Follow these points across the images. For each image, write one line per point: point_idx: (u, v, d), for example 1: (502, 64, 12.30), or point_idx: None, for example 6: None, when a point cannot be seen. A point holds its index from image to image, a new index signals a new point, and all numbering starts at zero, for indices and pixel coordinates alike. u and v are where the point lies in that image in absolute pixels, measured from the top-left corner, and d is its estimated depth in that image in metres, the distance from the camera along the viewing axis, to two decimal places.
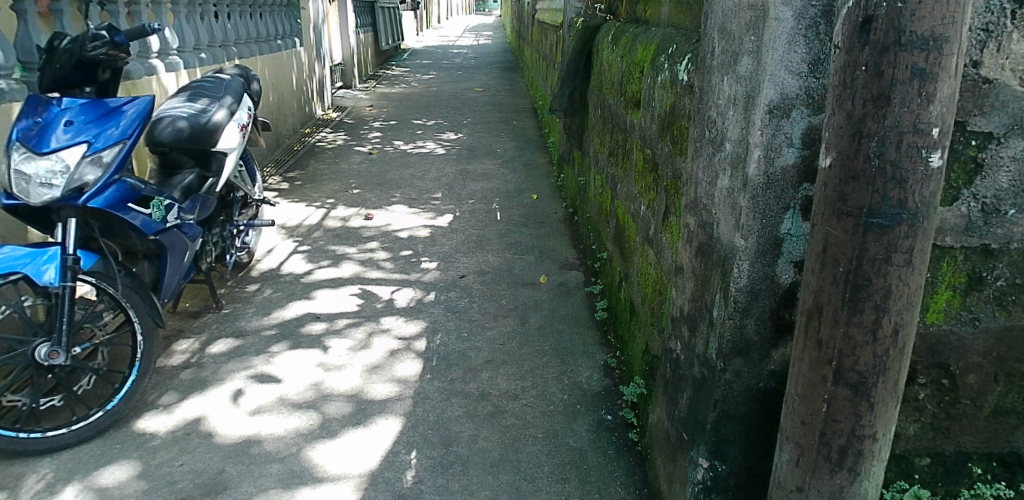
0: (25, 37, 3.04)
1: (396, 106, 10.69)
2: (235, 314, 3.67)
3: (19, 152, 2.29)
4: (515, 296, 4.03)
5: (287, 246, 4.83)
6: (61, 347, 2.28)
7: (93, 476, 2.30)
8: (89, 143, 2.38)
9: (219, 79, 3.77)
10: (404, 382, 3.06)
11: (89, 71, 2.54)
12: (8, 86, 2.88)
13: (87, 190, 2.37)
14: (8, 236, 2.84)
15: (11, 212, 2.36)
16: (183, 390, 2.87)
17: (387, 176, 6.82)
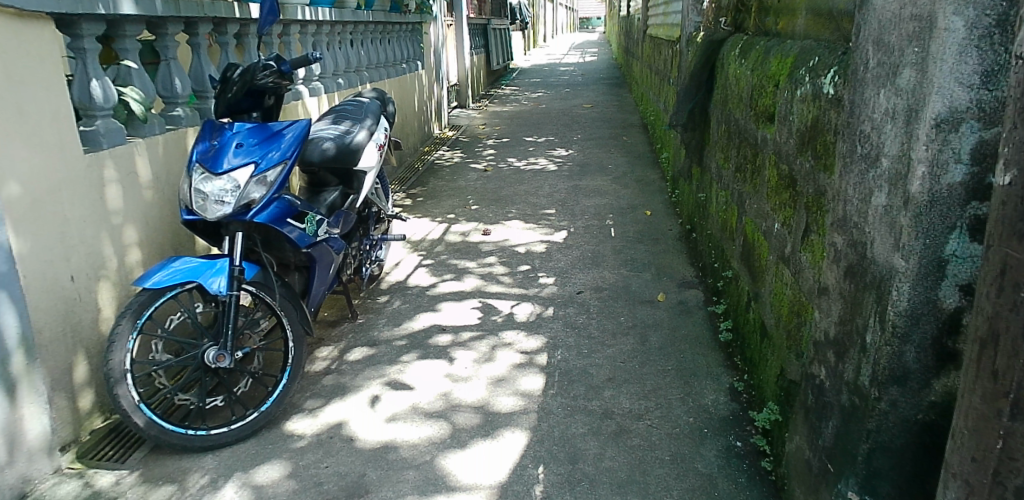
0: (199, 68, 3.36)
1: (509, 124, 10.91)
2: (369, 324, 3.87)
3: (199, 172, 2.53)
4: (634, 314, 3.99)
5: (412, 259, 5.03)
6: (226, 351, 2.49)
7: (250, 474, 2.46)
8: (256, 164, 2.60)
9: (360, 102, 4.02)
10: (529, 396, 3.09)
11: (257, 98, 2.79)
12: (185, 113, 3.20)
13: (253, 206, 2.59)
14: (178, 246, 3.12)
15: (190, 226, 2.61)
16: (325, 396, 3.05)
17: (502, 192, 6.96)
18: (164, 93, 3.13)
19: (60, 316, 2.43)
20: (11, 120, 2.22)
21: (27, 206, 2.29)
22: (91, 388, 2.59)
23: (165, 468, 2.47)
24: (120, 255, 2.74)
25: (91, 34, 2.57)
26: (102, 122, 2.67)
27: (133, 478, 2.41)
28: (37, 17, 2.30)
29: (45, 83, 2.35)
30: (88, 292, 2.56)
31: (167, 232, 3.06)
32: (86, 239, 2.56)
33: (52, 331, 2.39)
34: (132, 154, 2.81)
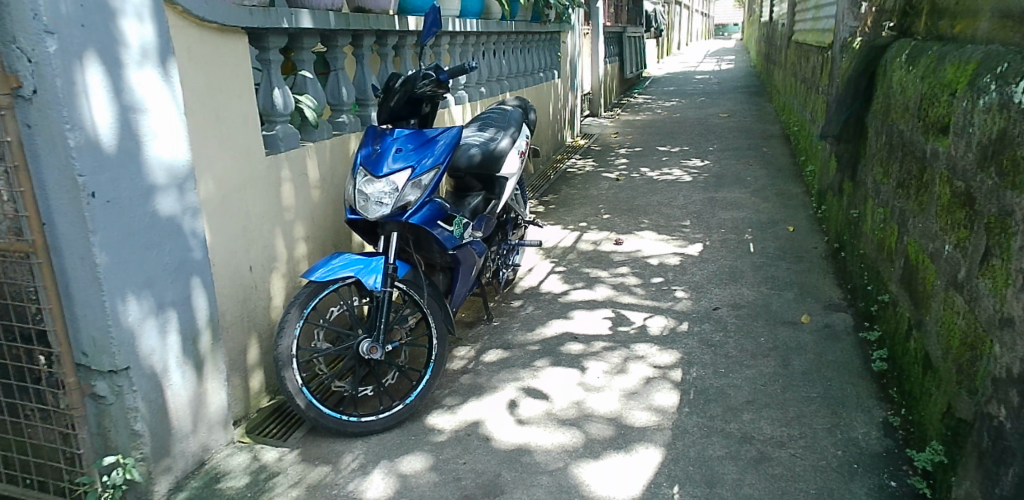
0: (362, 77, 3.61)
1: (642, 133, 10.76)
2: (503, 327, 3.94)
3: (362, 175, 2.79)
4: (775, 335, 3.79)
5: (544, 265, 5.08)
6: (378, 344, 2.68)
7: (395, 463, 2.57)
8: (412, 168, 2.82)
9: (504, 109, 4.12)
10: (663, 412, 3.02)
11: (415, 106, 3.02)
12: (349, 120, 3.45)
13: (408, 208, 2.81)
14: (336, 243, 3.35)
15: (352, 224, 2.87)
16: (463, 394, 3.14)
17: (635, 202, 6.87)
18: (332, 101, 3.38)
19: (238, 302, 2.67)
20: (210, 124, 2.48)
21: (218, 202, 2.54)
22: (258, 369, 2.84)
23: (321, 449, 2.64)
24: (289, 249, 2.99)
25: (276, 46, 2.83)
26: (281, 127, 2.93)
27: (294, 456, 2.59)
28: (234, 31, 2.57)
29: (237, 91, 2.61)
30: (262, 281, 2.81)
31: (328, 229, 3.29)
32: (263, 233, 2.81)
33: (232, 315, 2.64)
34: (303, 156, 3.06)
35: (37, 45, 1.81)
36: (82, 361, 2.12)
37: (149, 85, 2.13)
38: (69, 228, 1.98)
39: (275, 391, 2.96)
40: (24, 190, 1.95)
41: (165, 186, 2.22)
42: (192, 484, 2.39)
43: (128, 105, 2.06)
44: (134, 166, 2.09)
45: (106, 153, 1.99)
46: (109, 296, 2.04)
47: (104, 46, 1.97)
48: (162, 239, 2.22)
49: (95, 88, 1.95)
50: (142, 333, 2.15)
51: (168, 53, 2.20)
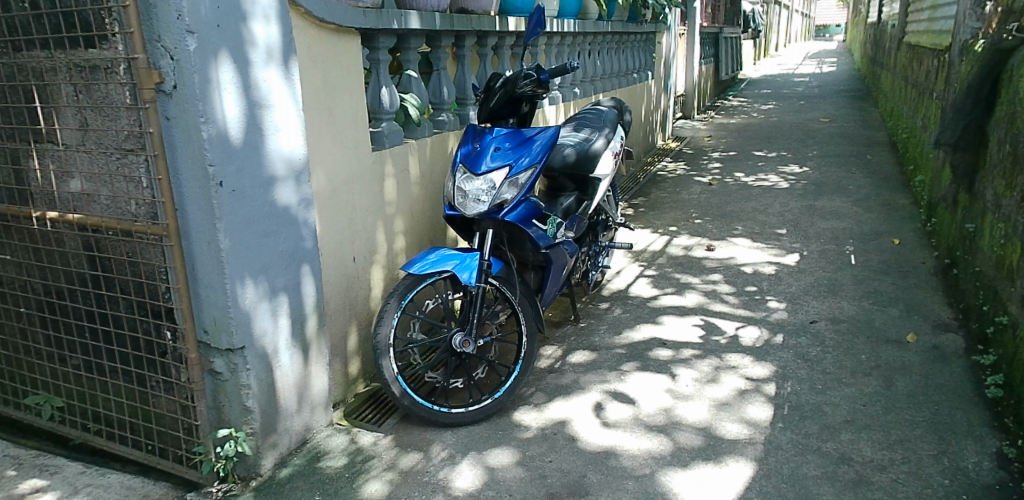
0: (462, 77, 3.71)
1: (737, 137, 10.44)
2: (591, 329, 3.93)
3: (462, 173, 2.89)
4: (877, 354, 3.60)
5: (633, 269, 5.02)
6: (470, 338, 2.76)
7: (483, 455, 2.62)
8: (510, 167, 2.88)
9: (599, 110, 4.11)
10: (755, 425, 2.93)
11: (515, 105, 3.08)
12: (449, 118, 3.55)
13: (505, 206, 2.88)
14: (431, 237, 3.45)
15: (451, 220, 2.98)
16: (550, 393, 3.16)
17: (728, 207, 6.68)
18: (434, 100, 3.49)
19: (342, 291, 2.80)
20: (323, 120, 2.60)
21: (328, 195, 2.67)
22: (357, 356, 2.96)
23: (413, 437, 2.72)
24: (389, 242, 3.10)
25: (385, 46, 2.96)
26: (387, 124, 3.04)
27: (388, 441, 2.69)
28: (348, 31, 2.68)
29: (349, 89, 2.73)
30: (364, 272, 2.94)
31: (426, 224, 3.39)
32: (366, 225, 2.93)
33: (336, 303, 2.77)
34: (406, 153, 3.17)
35: (179, 44, 1.96)
36: (204, 338, 2.27)
37: (273, 82, 2.26)
38: (199, 215, 2.13)
39: (371, 378, 3.08)
40: (161, 178, 2.11)
41: (284, 178, 2.35)
42: (295, 461, 2.52)
43: (255, 100, 2.19)
44: (257, 158, 2.23)
45: (234, 145, 2.13)
46: (231, 280, 2.18)
47: (236, 45, 2.10)
48: (279, 227, 2.35)
49: (227, 84, 2.09)
50: (257, 315, 2.29)
51: (290, 52, 2.33)
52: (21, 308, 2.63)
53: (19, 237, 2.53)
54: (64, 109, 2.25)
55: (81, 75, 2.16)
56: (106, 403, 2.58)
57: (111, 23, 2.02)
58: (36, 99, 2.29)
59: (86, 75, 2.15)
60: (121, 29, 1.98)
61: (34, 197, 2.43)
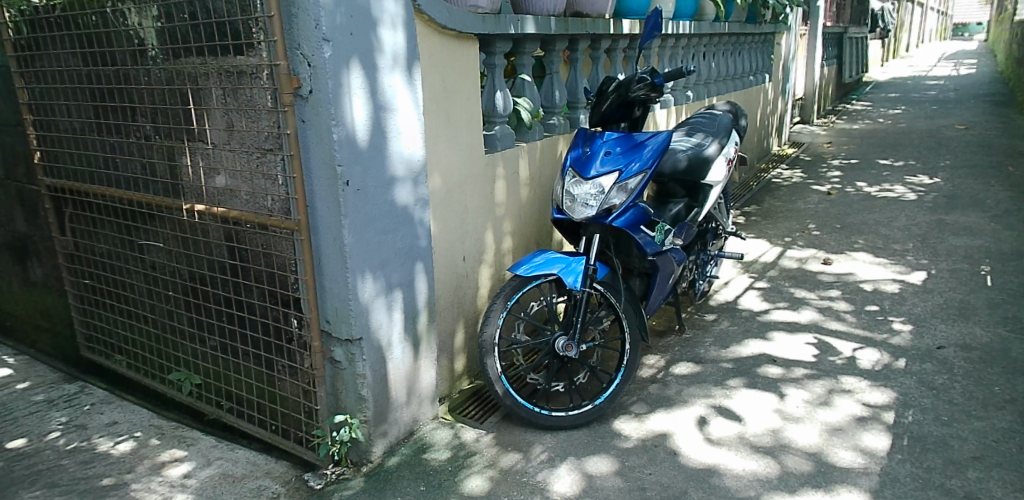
0: (575, 81, 3.73)
1: (860, 144, 9.85)
2: (696, 341, 3.84)
3: (571, 176, 2.91)
4: (1013, 386, 3.30)
5: (743, 280, 4.86)
6: (574, 342, 2.78)
7: (582, 461, 2.62)
8: (620, 172, 2.88)
9: (713, 114, 4.01)
10: (872, 455, 2.76)
11: (627, 109, 3.09)
12: (560, 122, 3.58)
13: (613, 211, 2.87)
14: (538, 240, 3.49)
15: (558, 224, 3.00)
16: (652, 404, 3.12)
17: (847, 219, 6.32)
18: (546, 103, 3.54)
19: (451, 288, 2.89)
20: (441, 124, 2.69)
21: (443, 196, 2.76)
22: (463, 353, 3.05)
23: (513, 436, 2.77)
24: (498, 242, 3.17)
25: (501, 51, 3.02)
26: (500, 128, 3.11)
27: (489, 439, 2.75)
28: (469, 37, 2.76)
29: (467, 93, 2.81)
30: (473, 272, 3.02)
31: (533, 226, 3.44)
32: (477, 227, 3.01)
33: (445, 300, 2.87)
34: (517, 156, 3.22)
35: (316, 52, 2.10)
36: (326, 327, 2.42)
37: (398, 87, 2.36)
38: (327, 212, 2.27)
39: (475, 376, 3.16)
40: (296, 176, 2.26)
41: (404, 178, 2.45)
42: (402, 450, 2.63)
43: (380, 105, 2.31)
44: (380, 159, 2.34)
45: (360, 147, 2.25)
46: (352, 273, 2.31)
47: (365, 53, 2.22)
48: (397, 226, 2.45)
49: (356, 89, 2.21)
50: (374, 308, 2.41)
51: (414, 58, 2.43)
52: (169, 292, 2.89)
53: (170, 227, 2.77)
54: (214, 111, 2.44)
55: (229, 79, 2.35)
56: (238, 383, 2.80)
57: (257, 32, 2.19)
58: (190, 102, 2.50)
59: (235, 79, 2.34)
60: (266, 37, 2.14)
61: (184, 191, 2.66)
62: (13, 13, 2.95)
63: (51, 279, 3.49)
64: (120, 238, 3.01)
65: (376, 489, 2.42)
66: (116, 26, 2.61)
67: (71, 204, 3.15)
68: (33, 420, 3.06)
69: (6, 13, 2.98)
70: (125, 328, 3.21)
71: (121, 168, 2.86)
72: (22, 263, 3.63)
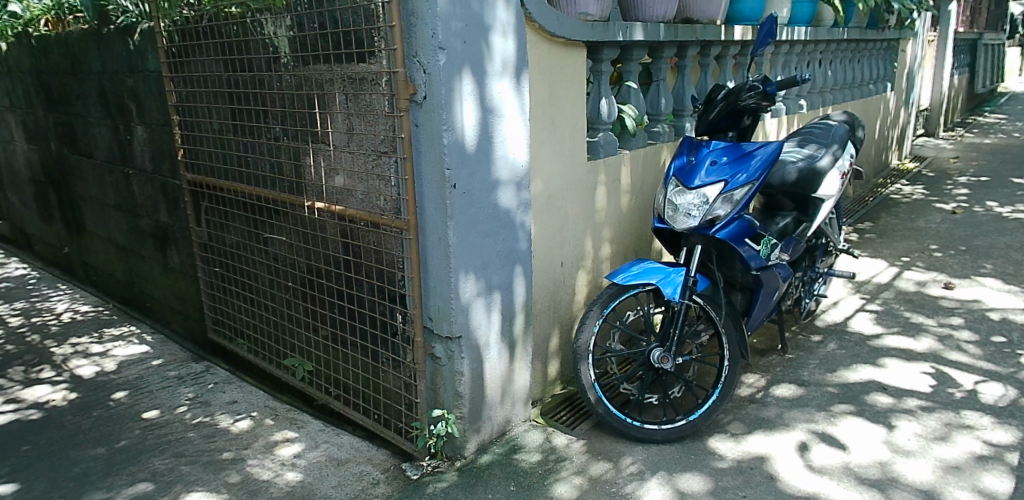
0: (681, 88, 3.67)
1: (992, 159, 9.11)
2: (799, 362, 3.69)
3: (674, 186, 2.87)
4: None
5: (854, 301, 4.61)
6: (669, 354, 2.76)
7: (673, 477, 2.58)
8: (726, 183, 2.81)
9: (828, 125, 3.83)
10: (993, 497, 2.55)
11: (736, 118, 3.02)
12: (665, 129, 3.54)
13: (717, 222, 2.82)
14: (638, 249, 3.47)
15: (658, 233, 2.98)
16: (749, 425, 3.03)
17: (974, 241, 5.86)
18: (651, 111, 3.52)
19: (548, 293, 2.93)
20: (546, 130, 2.73)
21: (545, 201, 2.80)
22: (557, 358, 3.07)
23: (604, 446, 2.76)
24: (597, 250, 3.18)
25: (608, 58, 3.03)
26: (603, 134, 3.11)
27: (580, 446, 2.75)
28: (577, 45, 2.79)
29: (573, 100, 2.84)
30: (571, 278, 3.04)
31: (633, 235, 3.42)
32: (577, 233, 3.03)
33: (543, 304, 2.91)
34: (620, 163, 3.22)
35: (431, 59, 2.19)
36: (429, 324, 2.52)
37: (506, 94, 2.42)
38: (434, 213, 2.36)
39: (568, 381, 3.18)
40: (407, 178, 2.36)
41: (508, 182, 2.51)
42: (495, 449, 2.69)
43: (488, 111, 2.37)
44: (486, 163, 2.41)
45: (468, 151, 2.32)
46: (455, 273, 2.38)
47: (477, 61, 2.29)
48: (500, 229, 2.51)
49: (466, 96, 2.28)
50: (474, 308, 2.48)
51: (523, 66, 2.48)
52: (287, 282, 3.08)
53: (292, 222, 2.95)
54: (336, 115, 2.59)
55: (351, 85, 2.49)
56: (344, 373, 2.95)
57: (379, 41, 2.31)
58: (315, 106, 2.66)
59: (356, 85, 2.47)
60: (387, 46, 2.26)
61: (307, 189, 2.83)
62: (168, 23, 3.24)
63: (186, 266, 3.80)
64: (247, 230, 3.23)
65: (468, 485, 2.48)
66: (253, 34, 2.81)
67: (207, 197, 3.42)
68: (165, 394, 3.35)
69: (161, 23, 3.27)
70: (246, 314, 3.44)
71: (252, 166, 3.08)
72: (162, 250, 3.98)
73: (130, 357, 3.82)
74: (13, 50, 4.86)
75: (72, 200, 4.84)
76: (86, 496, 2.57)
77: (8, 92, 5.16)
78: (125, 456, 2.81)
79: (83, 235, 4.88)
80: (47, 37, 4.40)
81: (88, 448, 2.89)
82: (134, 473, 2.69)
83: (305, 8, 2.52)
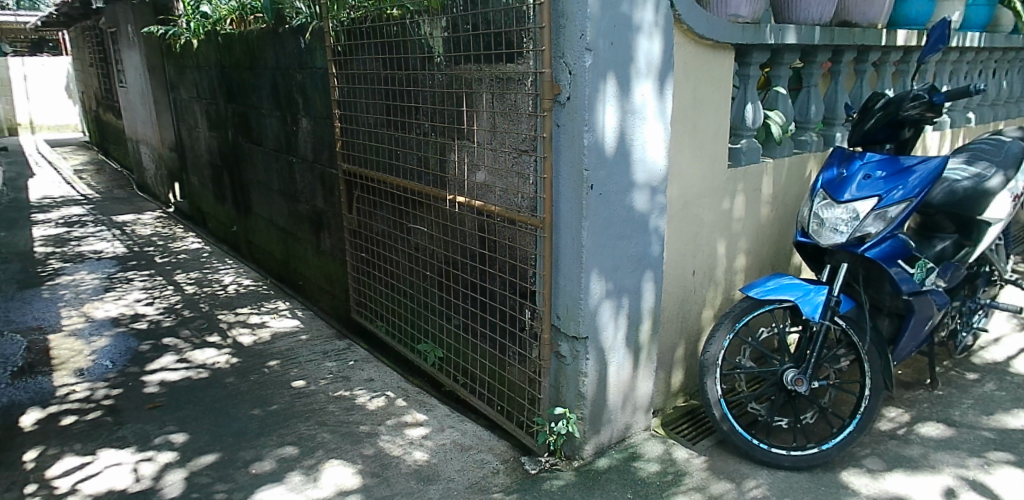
0: (834, 94, 3.47)
1: None
2: (950, 400, 3.37)
3: (821, 198, 2.72)
4: None
5: (1019, 339, 4.14)
6: (805, 377, 2.63)
7: None
8: (880, 198, 2.63)
9: (999, 141, 3.41)
10: None
11: (895, 130, 2.81)
12: (813, 138, 3.35)
13: (867, 240, 2.63)
14: (775, 263, 3.32)
15: (801, 247, 2.83)
16: (888, 462, 2.80)
17: None
18: (799, 117, 3.35)
19: (678, 302, 2.87)
20: (687, 135, 2.67)
21: (681, 206, 2.74)
22: (682, 368, 3.00)
23: (726, 465, 2.66)
24: (732, 261, 3.07)
25: (758, 62, 2.92)
26: (746, 141, 3.00)
27: (701, 461, 2.67)
28: (726, 47, 2.71)
29: (717, 104, 2.76)
30: (703, 288, 2.96)
31: (771, 248, 3.27)
32: (712, 242, 2.94)
33: (671, 312, 2.85)
34: (762, 173, 3.09)
35: (578, 60, 2.21)
36: (556, 322, 2.54)
37: (649, 96, 2.40)
38: (570, 213, 2.38)
39: (691, 394, 3.10)
40: (545, 177, 2.40)
41: (644, 186, 2.48)
42: (614, 454, 2.67)
43: (630, 113, 2.36)
44: (624, 166, 2.39)
45: (607, 153, 2.33)
46: (585, 274, 2.39)
47: (622, 63, 2.29)
48: (633, 232, 2.49)
49: (609, 98, 2.29)
50: (602, 311, 2.48)
51: (669, 68, 2.44)
52: (425, 271, 3.23)
53: (434, 214, 3.08)
54: (482, 113, 2.68)
55: (499, 84, 2.56)
56: (473, 362, 3.05)
57: (528, 42, 2.37)
58: (463, 104, 2.77)
59: (504, 85, 2.54)
60: (535, 46, 2.31)
61: (450, 184, 2.95)
62: (336, 23, 3.48)
63: (335, 250, 4.07)
64: (392, 219, 3.41)
65: (585, 486, 2.49)
66: (411, 35, 2.96)
67: (358, 187, 3.64)
68: (311, 366, 3.61)
69: (330, 23, 3.52)
70: (385, 299, 3.64)
71: (401, 159, 3.25)
72: (315, 234, 4.29)
73: (281, 329, 4.16)
74: (203, 47, 5.42)
75: (242, 183, 5.33)
76: (242, 451, 2.82)
77: (197, 84, 5.76)
78: (276, 419, 3.05)
79: (249, 216, 5.36)
80: (232, 35, 4.87)
81: (245, 409, 3.17)
82: (282, 435, 2.92)
83: (461, 10, 2.63)
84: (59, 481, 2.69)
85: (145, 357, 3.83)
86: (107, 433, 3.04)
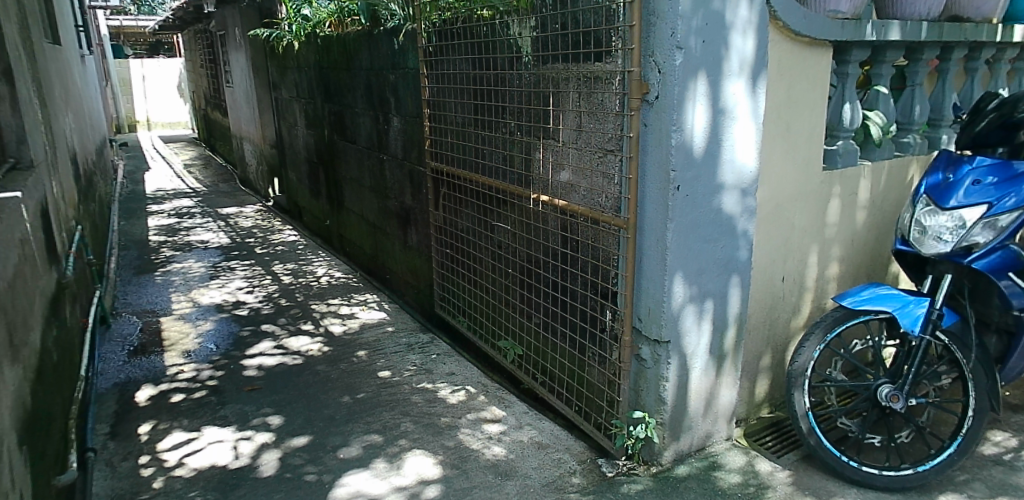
0: (940, 93, 3.26)
1: None
2: None
3: (924, 204, 2.56)
4: None
5: None
6: (901, 393, 2.50)
7: None
8: (990, 205, 2.46)
9: None
10: None
11: (1010, 132, 2.59)
12: (916, 141, 3.17)
13: (974, 250, 2.49)
14: (872, 271, 3.16)
15: (900, 256, 2.69)
16: (992, 488, 2.61)
17: None
18: (901, 118, 3.18)
19: (766, 308, 2.78)
20: (780, 136, 2.58)
21: (772, 209, 2.66)
22: (768, 377, 2.91)
23: (813, 481, 2.55)
24: (824, 268, 2.95)
25: (858, 60, 2.79)
26: (843, 143, 2.88)
27: (785, 475, 2.58)
28: (825, 45, 2.60)
29: (813, 103, 2.66)
30: (793, 294, 2.86)
31: (867, 255, 3.12)
32: (804, 247, 2.84)
33: (758, 319, 2.77)
34: (860, 176, 2.95)
35: (668, 59, 2.19)
36: (637, 324, 2.52)
37: (741, 95, 2.34)
38: (655, 213, 2.35)
39: (777, 406, 2.99)
40: (631, 177, 2.39)
41: (733, 187, 2.42)
42: (694, 461, 2.61)
43: (720, 112, 2.31)
44: (713, 167, 2.34)
45: (695, 154, 2.29)
46: (669, 277, 2.36)
47: (713, 62, 2.24)
48: (720, 236, 2.43)
49: (699, 98, 2.24)
50: (685, 314, 2.43)
51: (762, 67, 2.37)
52: (507, 269, 3.26)
53: (517, 212, 3.11)
54: (569, 113, 2.68)
55: (586, 84, 2.56)
56: (552, 361, 3.06)
57: (616, 41, 2.36)
58: (550, 103, 2.78)
59: (591, 84, 2.54)
60: (624, 45, 2.30)
61: (534, 183, 2.97)
62: (428, 25, 3.57)
63: (422, 246, 4.17)
64: (477, 217, 3.47)
65: (663, 492, 2.45)
66: (500, 35, 3.00)
67: (445, 184, 3.72)
68: (396, 358, 3.71)
69: (423, 25, 3.61)
70: (468, 295, 3.70)
71: (487, 158, 3.30)
72: (402, 230, 4.41)
73: (368, 321, 4.29)
74: (303, 49, 5.67)
75: (336, 180, 5.54)
76: (331, 436, 2.93)
77: (296, 84, 6.03)
78: (364, 407, 3.16)
79: (341, 210, 5.57)
80: (329, 37, 5.07)
81: (335, 395, 3.29)
82: (369, 423, 3.02)
83: (551, 9, 2.64)
84: (168, 454, 2.88)
85: (245, 342, 4.05)
86: (210, 411, 3.23)
